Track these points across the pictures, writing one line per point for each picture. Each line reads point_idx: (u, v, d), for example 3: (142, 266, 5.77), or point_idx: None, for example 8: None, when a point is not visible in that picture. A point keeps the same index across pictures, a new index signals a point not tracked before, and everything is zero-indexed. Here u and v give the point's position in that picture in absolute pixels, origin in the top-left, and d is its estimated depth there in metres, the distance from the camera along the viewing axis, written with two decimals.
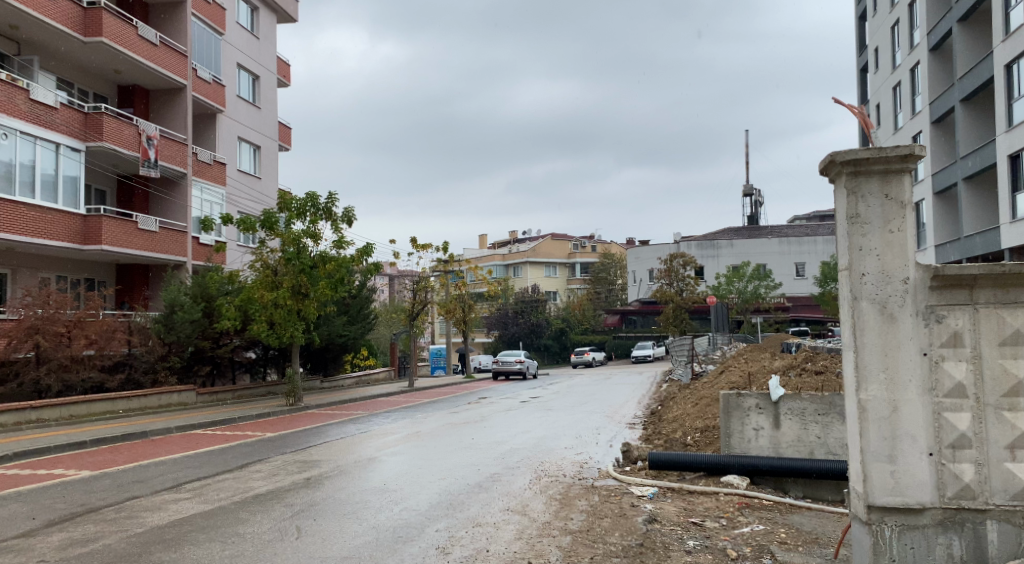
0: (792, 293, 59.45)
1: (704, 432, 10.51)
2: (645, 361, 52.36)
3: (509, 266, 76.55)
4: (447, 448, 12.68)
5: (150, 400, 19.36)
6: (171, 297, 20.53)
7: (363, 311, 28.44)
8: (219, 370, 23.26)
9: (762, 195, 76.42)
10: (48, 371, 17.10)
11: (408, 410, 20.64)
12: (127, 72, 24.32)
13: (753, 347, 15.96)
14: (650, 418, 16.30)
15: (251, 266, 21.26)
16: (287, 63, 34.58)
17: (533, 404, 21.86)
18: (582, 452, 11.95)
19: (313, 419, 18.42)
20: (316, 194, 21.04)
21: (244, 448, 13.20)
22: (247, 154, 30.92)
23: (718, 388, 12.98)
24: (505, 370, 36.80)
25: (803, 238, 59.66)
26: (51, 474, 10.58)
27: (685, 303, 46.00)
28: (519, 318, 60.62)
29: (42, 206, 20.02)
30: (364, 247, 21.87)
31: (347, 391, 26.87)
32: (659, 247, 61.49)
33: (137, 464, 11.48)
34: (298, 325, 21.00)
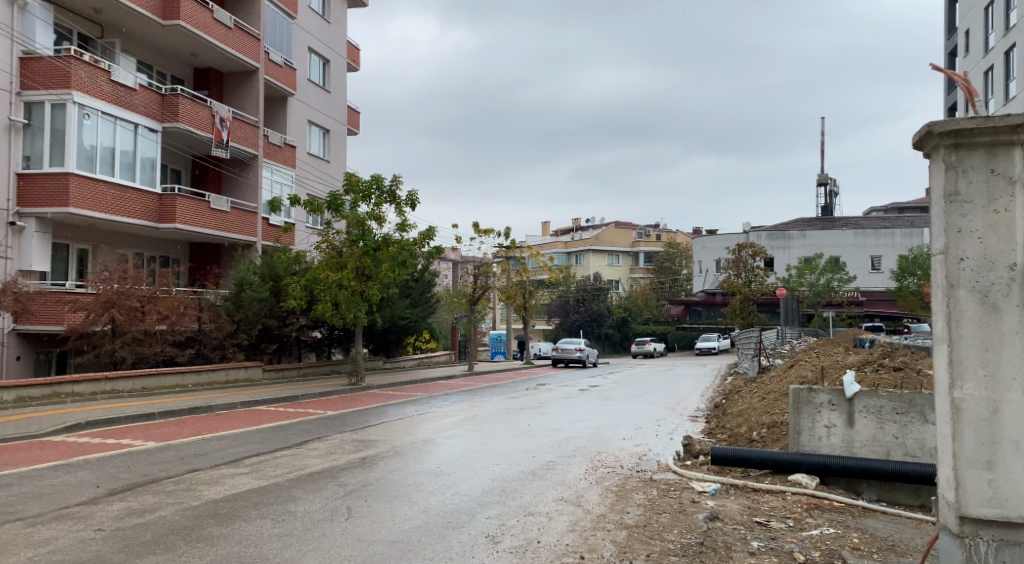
0: (866, 288, 57.30)
1: (771, 428, 10.07)
2: (709, 353, 51.31)
3: (571, 254, 76.03)
4: (504, 434, 12.54)
5: (219, 375, 19.82)
6: (240, 276, 20.90)
7: (425, 295, 28.60)
8: (285, 348, 23.71)
9: (837, 185, 73.81)
10: (122, 344, 17.59)
11: (467, 394, 20.65)
12: (202, 55, 24.84)
13: (825, 341, 15.31)
14: (714, 411, 15.84)
15: (317, 248, 21.51)
16: (357, 47, 34.86)
17: (592, 393, 21.59)
18: (640, 443, 11.64)
19: (373, 399, 18.58)
20: (381, 176, 21.11)
21: (304, 426, 13.33)
22: (316, 138, 31.34)
23: (787, 383, 12.46)
24: (565, 358, 36.55)
25: (880, 230, 57.39)
26: (119, 444, 10.84)
27: (753, 294, 44.79)
28: (580, 306, 60.20)
29: (120, 185, 20.63)
30: (427, 231, 21.89)
31: (408, 373, 27.11)
32: (727, 237, 60.06)
33: (200, 437, 11.67)
34: (361, 306, 21.18)
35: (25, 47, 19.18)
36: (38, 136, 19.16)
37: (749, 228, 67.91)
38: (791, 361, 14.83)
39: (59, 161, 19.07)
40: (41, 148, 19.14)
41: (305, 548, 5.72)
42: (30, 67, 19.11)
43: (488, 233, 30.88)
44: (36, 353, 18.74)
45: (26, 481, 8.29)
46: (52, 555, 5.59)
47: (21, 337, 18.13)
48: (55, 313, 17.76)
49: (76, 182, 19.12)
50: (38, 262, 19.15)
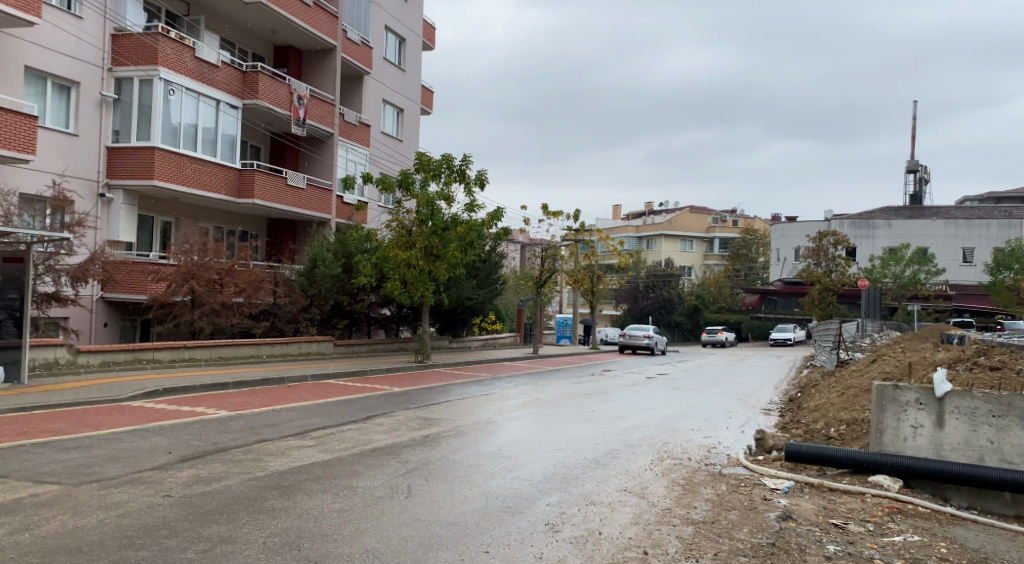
0: (957, 281, 54.53)
1: (849, 425, 9.58)
2: (784, 344, 49.81)
3: (643, 239, 74.86)
4: (569, 419, 12.35)
5: (291, 348, 20.22)
6: (314, 252, 21.22)
7: (492, 276, 28.59)
8: (355, 324, 24.06)
9: (928, 172, 70.28)
10: (201, 314, 18.11)
11: (532, 377, 20.55)
12: (283, 33, 25.23)
13: (911, 336, 14.50)
14: (788, 405, 15.25)
15: (388, 226, 21.67)
16: (433, 27, 34.88)
17: (660, 381, 21.15)
18: (709, 435, 11.27)
19: (439, 378, 18.67)
20: (451, 155, 21.05)
21: (371, 401, 13.42)
22: (391, 117, 31.58)
23: (868, 379, 11.85)
24: (633, 344, 36.02)
25: (974, 220, 54.44)
26: (193, 412, 11.10)
27: (833, 285, 43.13)
28: (650, 292, 59.31)
29: (203, 159, 21.18)
30: (496, 211, 21.77)
31: (474, 354, 27.18)
32: (807, 225, 58.03)
33: (270, 408, 11.86)
34: (429, 285, 21.29)
35: (116, 24, 19.85)
36: (126, 110, 19.81)
37: (831, 216, 65.45)
38: (873, 356, 14.12)
39: (145, 135, 19.68)
40: (129, 123, 19.79)
41: (364, 525, 5.66)
42: (120, 43, 19.76)
43: (558, 215, 30.54)
44: (122, 320, 19.47)
45: (103, 443, 8.53)
46: (121, 517, 5.68)
47: (108, 304, 18.87)
48: (139, 282, 18.39)
49: (161, 156, 19.71)
50: (125, 233, 19.85)
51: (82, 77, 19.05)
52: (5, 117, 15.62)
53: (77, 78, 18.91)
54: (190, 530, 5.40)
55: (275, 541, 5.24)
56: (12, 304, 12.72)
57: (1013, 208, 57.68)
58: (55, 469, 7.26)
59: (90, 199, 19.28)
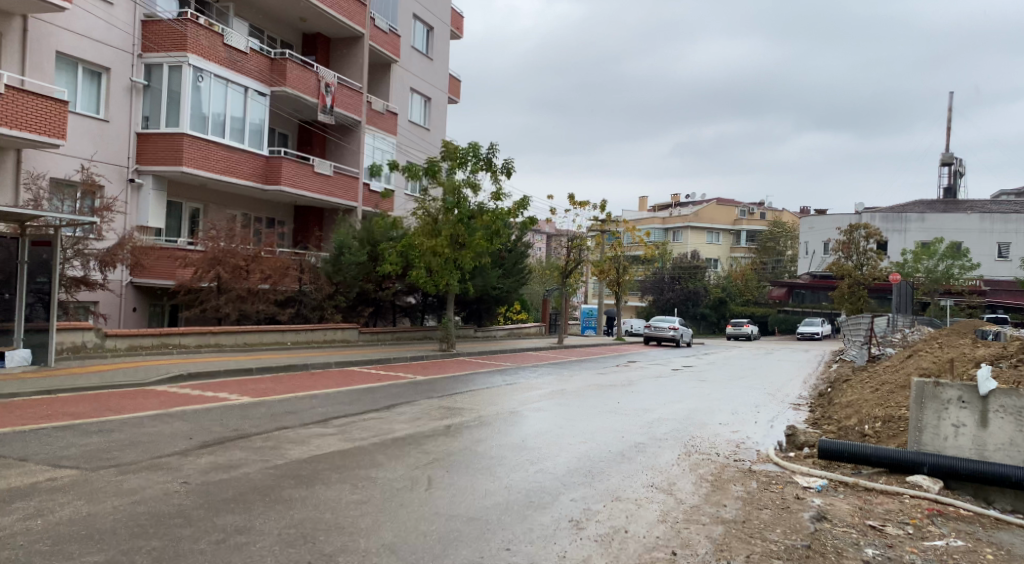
0: (992, 277, 53.36)
1: (885, 423, 9.26)
2: (812, 338, 49.10)
3: (668, 230, 74.15)
4: (594, 411, 12.13)
5: (317, 334, 20.18)
6: (340, 239, 20.95)
7: (518, 265, 28.34)
8: (380, 311, 24.01)
9: (964, 165, 68.76)
10: (227, 300, 18.09)
11: (556, 367, 20.35)
12: (311, 20, 25.13)
13: (948, 331, 14.08)
14: (818, 400, 14.91)
15: (413, 214, 21.56)
16: (461, 14, 34.62)
17: (686, 374, 20.85)
18: (738, 430, 10.99)
19: (462, 366, 18.54)
20: (478, 143, 20.85)
21: (393, 389, 13.29)
22: (418, 105, 31.42)
23: (904, 376, 11.50)
24: (658, 336, 35.66)
25: (1010, 215, 53.20)
26: (215, 397, 11.03)
27: (864, 279, 42.35)
28: (676, 284, 58.75)
29: (230, 146, 21.17)
30: (521, 200, 21.55)
31: (498, 343, 27.03)
32: (838, 217, 57.06)
33: (292, 395, 11.77)
34: (454, 274, 21.16)
35: (145, 9, 19.87)
36: (156, 97, 19.81)
37: (863, 209, 64.30)
38: (908, 351, 13.73)
39: (173, 121, 19.69)
40: (159, 109, 19.78)
41: (383, 519, 5.50)
42: (150, 29, 19.76)
43: (584, 206, 30.19)
44: (149, 305, 19.54)
45: (125, 428, 8.45)
46: (138, 504, 5.57)
47: (136, 289, 18.94)
48: (166, 267, 18.41)
49: (189, 142, 19.69)
50: (154, 219, 19.89)
51: (113, 62, 19.05)
52: (34, 101, 15.65)
53: (108, 64, 18.92)
54: (205, 519, 5.28)
55: (290, 533, 5.09)
56: (39, 287, 12.75)
57: None
58: (75, 453, 7.18)
59: (120, 185, 19.33)
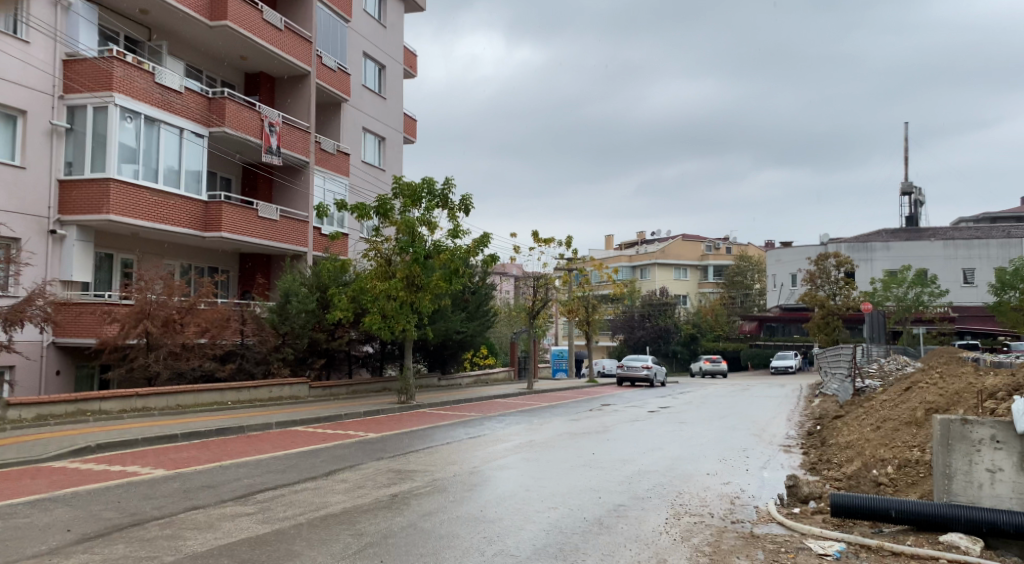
0: (960, 303, 53.32)
1: (900, 467, 8.01)
2: (786, 372, 48.22)
3: (636, 268, 73.53)
4: (565, 465, 10.72)
5: (261, 391, 18.53)
6: (287, 286, 19.68)
7: (482, 307, 27.16)
8: (334, 363, 22.43)
9: (923, 194, 69.51)
10: (157, 358, 16.46)
11: (525, 414, 18.94)
12: (253, 58, 23.95)
13: (944, 358, 13.01)
14: (809, 441, 13.72)
15: (365, 256, 20.19)
16: (414, 54, 33.79)
17: (663, 415, 19.55)
18: (729, 482, 9.66)
19: (423, 419, 17.01)
20: (432, 179, 19.69)
21: (339, 451, 11.73)
22: (372, 146, 30.26)
23: (909, 411, 10.31)
24: (631, 376, 34.39)
25: (973, 241, 53.42)
26: (121, 472, 9.39)
27: (838, 309, 41.69)
28: (646, 322, 57.76)
29: (165, 191, 19.70)
30: (481, 237, 20.35)
31: (463, 391, 25.47)
32: (804, 249, 56.85)
33: (218, 464, 10.17)
34: (412, 318, 19.73)
35: (68, 48, 18.44)
36: (79, 141, 18.37)
37: (827, 240, 64.32)
38: (904, 383, 12.62)
39: (100, 166, 18.20)
40: (82, 154, 18.31)
41: None
42: (72, 68, 18.36)
43: (550, 242, 29.08)
44: (76, 367, 17.78)
45: None
46: None
47: (59, 350, 17.22)
48: (89, 324, 16.74)
49: (117, 189, 18.20)
50: (79, 273, 18.32)
51: (30, 104, 17.62)
52: None
53: (24, 107, 17.49)
54: None
55: None
56: None
57: (1011, 227, 56.88)
58: None
59: (39, 237, 17.75)
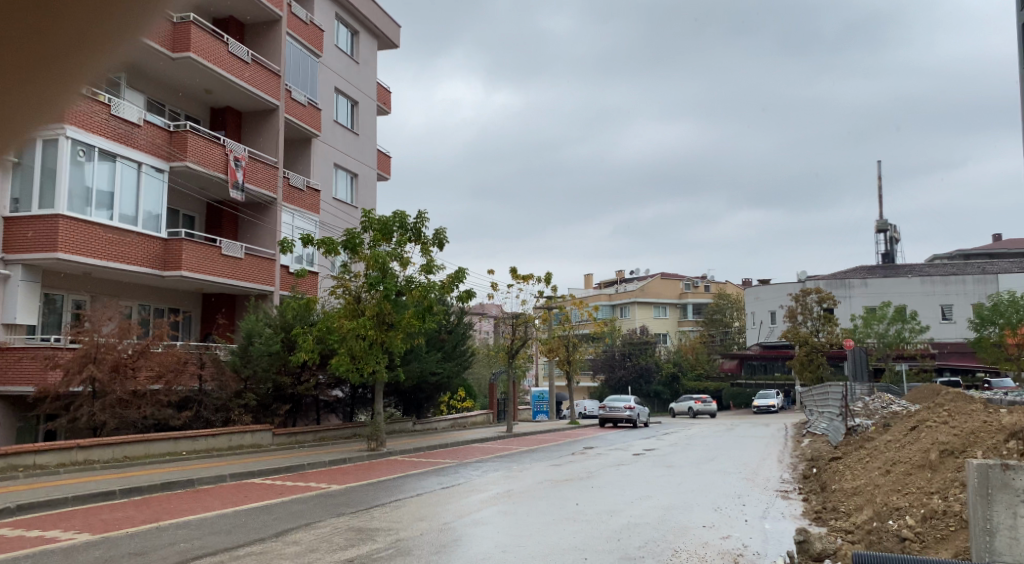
0: (940, 339, 53.05)
1: (924, 519, 7.07)
2: (770, 411, 47.41)
3: (615, 306, 72.89)
4: (546, 519, 9.70)
5: (220, 440, 17.24)
6: (250, 327, 18.60)
7: (458, 347, 26.23)
8: (301, 408, 21.23)
9: (898, 231, 69.89)
10: (103, 407, 15.22)
11: (503, 460, 17.83)
12: (218, 92, 23.10)
13: (947, 392, 12.22)
14: (807, 486, 12.80)
15: (333, 294, 19.18)
16: (388, 90, 33.20)
17: (649, 459, 18.53)
18: (728, 536, 8.66)
19: (393, 468, 15.84)
20: (405, 213, 18.84)
21: (296, 507, 10.60)
22: (343, 182, 29.44)
23: (921, 454, 9.46)
24: (613, 418, 33.33)
25: (949, 277, 53.42)
26: (39, 539, 8.21)
27: (822, 345, 41.05)
28: (627, 361, 56.92)
29: (121, 228, 18.61)
30: (455, 273, 19.46)
31: (439, 435, 24.26)
32: (783, 286, 56.71)
33: (155, 525, 9.00)
34: (382, 359, 18.65)
35: None
36: (27, 176, 17.27)
37: (806, 277, 64.19)
38: (909, 421, 11.78)
39: (48, 201, 17.10)
40: (30, 190, 17.20)
41: None
42: None
43: (528, 279, 28.29)
44: (18, 418, 16.45)
45: None
46: None
47: None
48: (31, 371, 15.50)
49: (66, 225, 17.13)
50: (24, 316, 17.15)
51: None
52: None
53: None
54: None
55: None
56: None
57: (986, 264, 57.04)
58: None
59: None
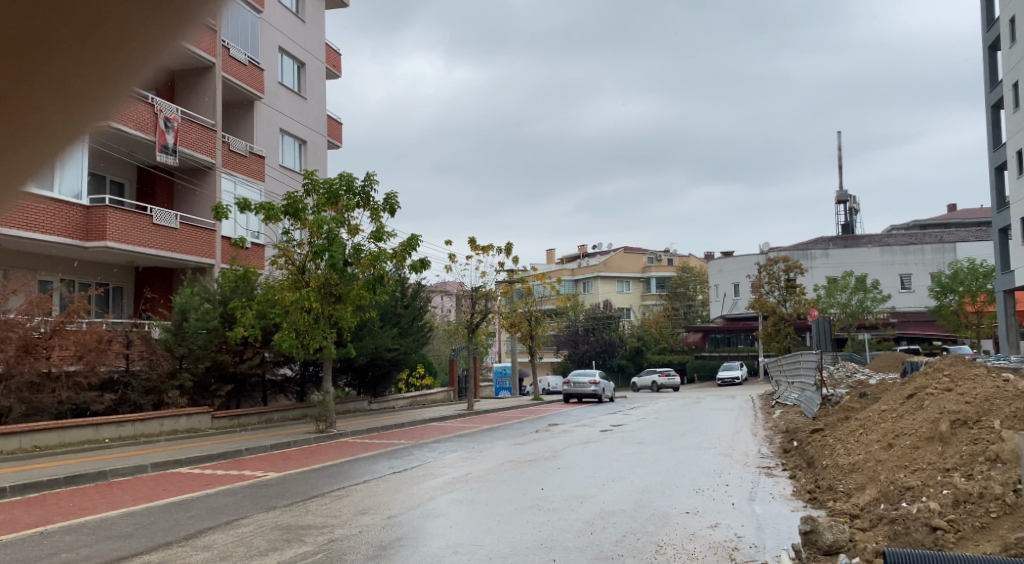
0: (900, 308, 53.08)
1: (954, 503, 5.98)
2: (732, 383, 46.94)
3: (579, 282, 72.00)
4: (508, 509, 8.45)
5: (150, 426, 15.66)
6: (183, 301, 17.09)
7: (416, 323, 24.97)
8: (245, 389, 19.72)
9: (858, 202, 70.03)
10: (10, 391, 13.54)
11: (462, 439, 16.56)
12: None
13: (942, 356, 11.29)
14: (793, 462, 11.75)
15: (274, 264, 17.61)
16: (338, 52, 31.25)
17: (618, 435, 17.47)
18: (717, 525, 7.49)
19: (341, 451, 14.47)
20: (352, 175, 17.33)
21: (221, 501, 9.18)
22: (291, 150, 27.68)
23: (929, 426, 8.42)
24: (577, 393, 32.33)
25: (908, 246, 53.44)
26: None
27: (789, 315, 40.61)
28: (591, 335, 56.05)
29: (34, 194, 16.60)
30: (409, 240, 18.03)
31: (395, 415, 22.94)
32: (743, 259, 56.53)
33: (40, 531, 7.53)
34: (330, 334, 17.17)
35: None
36: None
37: (767, 249, 63.92)
38: (903, 389, 10.82)
39: None
40: None
41: None
42: None
43: (489, 250, 26.93)
44: None
45: None
46: None
47: None
48: None
49: None
50: None
51: None
52: None
53: None
54: None
55: None
56: None
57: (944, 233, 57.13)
58: None
59: None
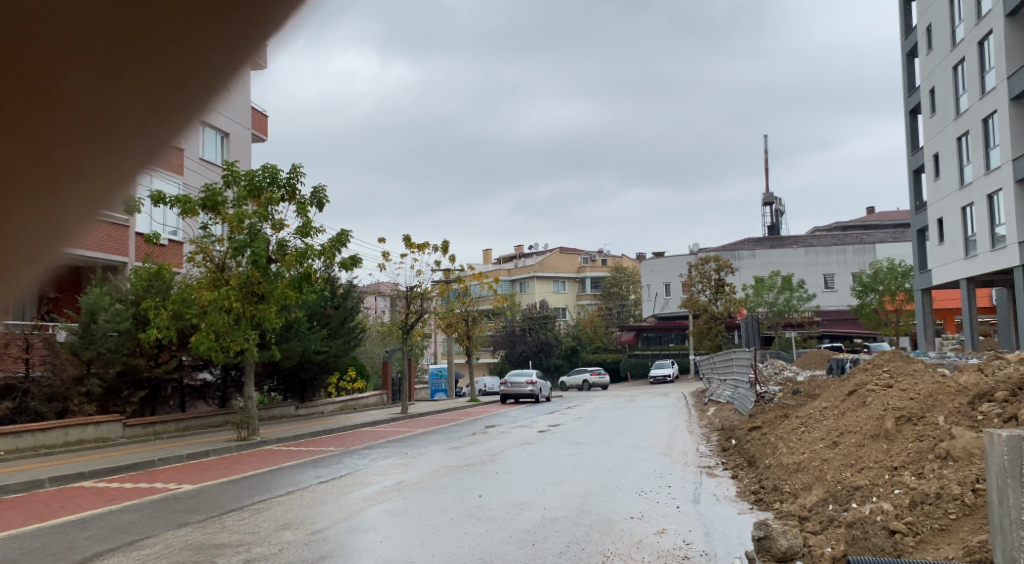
0: (824, 307, 54.51)
1: (911, 503, 5.72)
2: (665, 381, 47.30)
3: (515, 282, 71.75)
4: (443, 519, 7.91)
5: (53, 436, 14.49)
6: (91, 302, 15.92)
7: (346, 324, 24.14)
8: (160, 395, 18.58)
9: (783, 204, 71.92)
10: None
11: (395, 444, 15.91)
12: None
13: (880, 352, 11.27)
14: (734, 461, 11.54)
15: (192, 262, 16.61)
16: None
17: (556, 436, 17.08)
18: (663, 531, 7.12)
19: (264, 459, 13.65)
20: (276, 167, 16.44)
21: (128, 519, 8.35)
22: (213, 143, 26.44)
23: (874, 423, 8.24)
24: (513, 393, 31.94)
25: (832, 246, 55.02)
26: None
27: (720, 314, 41.11)
28: (527, 335, 55.73)
29: None
30: (338, 236, 17.26)
31: (324, 420, 22.08)
32: (675, 259, 57.25)
33: None
34: (252, 335, 16.29)
35: None
36: None
37: (698, 249, 64.96)
38: (844, 386, 10.73)
39: None
40: None
41: None
42: None
43: (424, 247, 26.22)
44: None
45: None
46: None
47: None
48: None
49: None
50: None
51: None
52: None
53: None
54: None
55: None
56: None
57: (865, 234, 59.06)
58: None
59: None
